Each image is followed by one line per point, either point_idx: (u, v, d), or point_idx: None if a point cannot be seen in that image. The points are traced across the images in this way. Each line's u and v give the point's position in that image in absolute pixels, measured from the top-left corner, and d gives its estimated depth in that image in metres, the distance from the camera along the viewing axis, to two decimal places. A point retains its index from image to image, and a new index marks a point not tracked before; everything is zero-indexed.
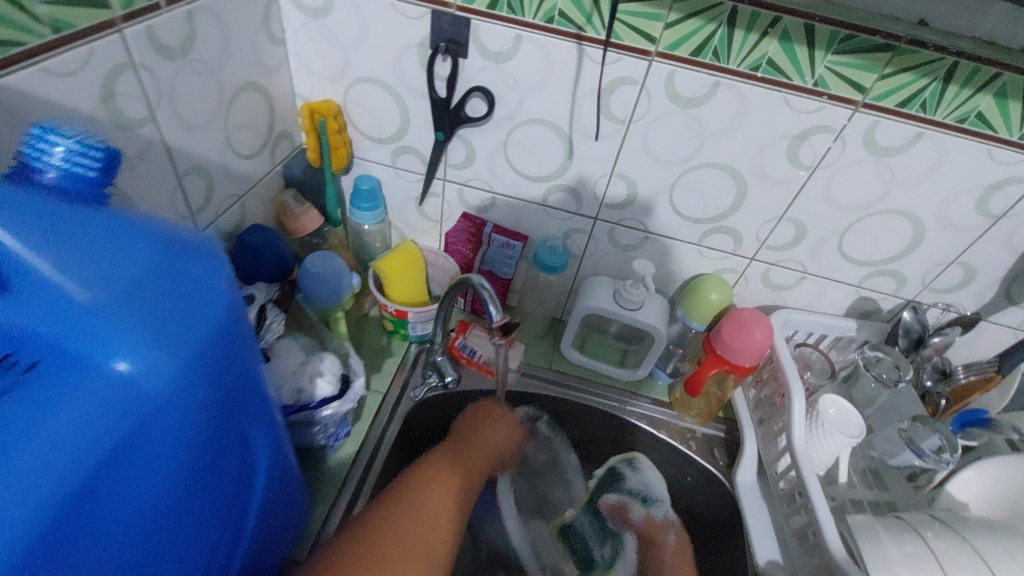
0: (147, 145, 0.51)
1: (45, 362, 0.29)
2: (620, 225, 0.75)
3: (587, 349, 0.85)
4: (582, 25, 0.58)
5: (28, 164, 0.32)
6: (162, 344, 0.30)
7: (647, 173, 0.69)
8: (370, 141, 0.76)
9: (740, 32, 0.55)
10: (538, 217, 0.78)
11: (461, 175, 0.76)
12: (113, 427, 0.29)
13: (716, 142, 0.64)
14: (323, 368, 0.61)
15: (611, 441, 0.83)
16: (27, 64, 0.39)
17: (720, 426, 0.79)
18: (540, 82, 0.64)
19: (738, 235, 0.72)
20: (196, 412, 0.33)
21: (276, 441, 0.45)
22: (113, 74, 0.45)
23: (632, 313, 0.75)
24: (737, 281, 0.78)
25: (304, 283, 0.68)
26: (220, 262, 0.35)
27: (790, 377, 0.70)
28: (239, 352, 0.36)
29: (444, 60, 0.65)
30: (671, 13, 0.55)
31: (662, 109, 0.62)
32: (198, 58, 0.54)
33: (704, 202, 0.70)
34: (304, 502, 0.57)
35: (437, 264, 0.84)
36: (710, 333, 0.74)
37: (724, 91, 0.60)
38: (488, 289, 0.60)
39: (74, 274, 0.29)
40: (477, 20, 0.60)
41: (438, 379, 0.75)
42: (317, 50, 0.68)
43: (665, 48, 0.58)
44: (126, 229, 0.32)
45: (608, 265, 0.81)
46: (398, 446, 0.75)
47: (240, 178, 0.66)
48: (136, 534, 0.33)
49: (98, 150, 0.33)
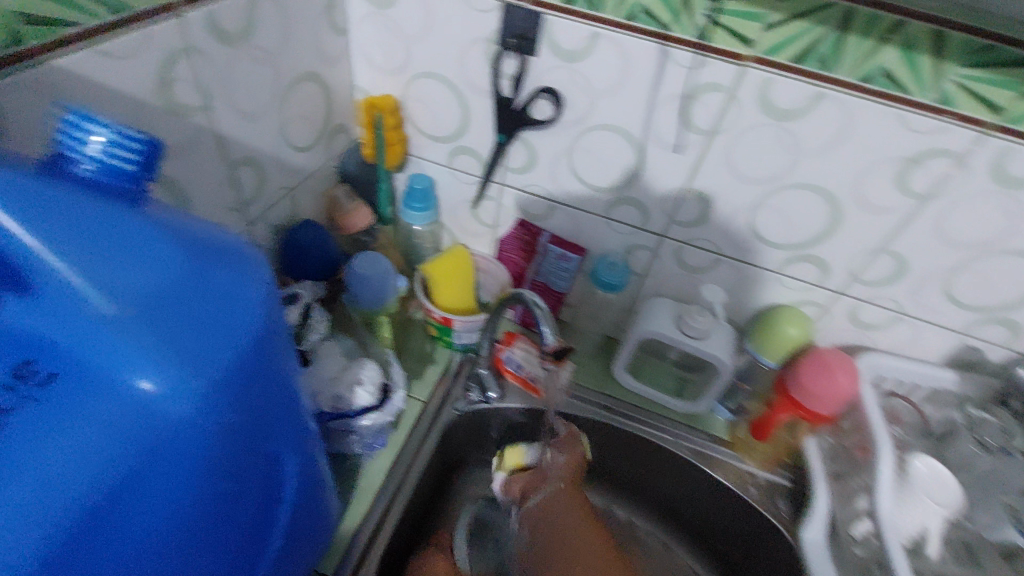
0: (200, 135, 0.49)
1: (64, 374, 0.27)
2: (688, 244, 0.69)
3: (641, 375, 0.80)
4: (668, 24, 0.53)
5: (65, 154, 0.29)
6: (186, 364, 0.27)
7: (726, 189, 0.62)
8: (428, 139, 0.72)
9: (855, 38, 0.48)
10: (598, 229, 0.72)
11: (520, 180, 0.71)
12: (127, 453, 0.27)
13: (810, 161, 0.57)
14: (364, 377, 0.58)
15: (664, 476, 0.75)
16: (84, 45, 0.37)
17: (787, 473, 0.71)
18: (614, 85, 0.58)
19: (825, 265, 0.64)
20: (221, 438, 0.30)
21: (307, 460, 0.41)
22: (170, 59, 0.43)
23: (695, 342, 0.68)
24: (818, 315, 0.70)
25: (349, 283, 0.65)
26: (258, 272, 0.31)
27: (877, 431, 0.62)
28: (272, 371, 0.32)
29: (511, 57, 0.60)
30: (774, 13, 0.49)
31: (750, 120, 0.56)
32: (258, 46, 0.52)
33: (789, 226, 0.62)
34: (331, 519, 0.53)
35: (488, 271, 0.79)
36: (783, 371, 0.68)
37: (827, 104, 0.52)
38: (542, 308, 0.55)
39: (98, 282, 0.26)
40: (551, 15, 0.56)
41: (479, 393, 0.74)
42: (380, 42, 0.65)
43: (762, 52, 0.51)
44: (158, 231, 0.28)
45: (671, 286, 0.74)
46: (435, 457, 0.71)
47: (294, 171, 0.64)
48: (147, 564, 0.30)
49: (138, 142, 0.29)
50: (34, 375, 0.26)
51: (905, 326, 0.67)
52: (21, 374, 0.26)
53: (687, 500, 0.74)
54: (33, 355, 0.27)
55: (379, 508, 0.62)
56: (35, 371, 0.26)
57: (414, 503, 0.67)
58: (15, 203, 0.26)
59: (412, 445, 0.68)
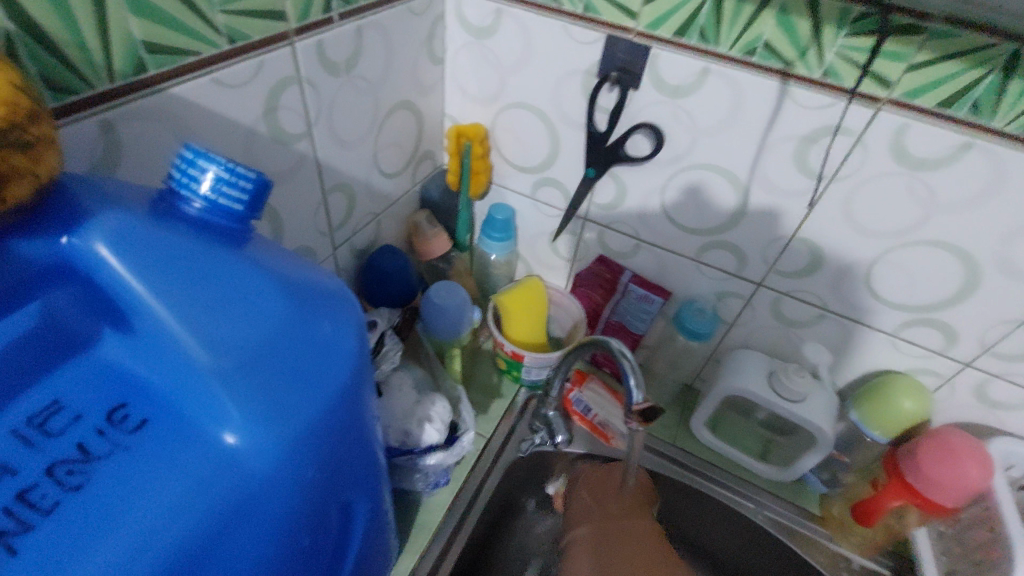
0: (299, 161, 0.49)
1: (154, 421, 0.25)
2: (789, 296, 0.63)
3: (721, 432, 0.72)
4: (792, 60, 0.48)
5: (176, 190, 0.28)
6: (279, 419, 0.25)
7: (840, 241, 0.56)
8: (513, 169, 0.70)
9: (1020, 83, 0.42)
10: (687, 272, 0.67)
11: (606, 216, 0.68)
12: (211, 514, 0.24)
13: (949, 217, 0.50)
14: (434, 414, 0.56)
15: (744, 544, 0.68)
16: (202, 74, 0.37)
17: (888, 562, 0.63)
18: (722, 124, 0.54)
19: (953, 333, 0.57)
20: (304, 496, 0.28)
21: (375, 509, 0.39)
22: (279, 88, 0.43)
23: (791, 405, 0.62)
24: (940, 387, 0.61)
25: (425, 312, 0.64)
26: (352, 320, 0.30)
27: (1016, 533, 0.52)
28: (355, 423, 0.31)
29: (611, 91, 0.57)
30: (920, 52, 0.43)
31: (880, 168, 0.50)
32: (360, 74, 0.52)
33: (914, 285, 0.55)
34: (390, 560, 0.50)
35: (562, 305, 0.76)
36: (895, 450, 0.60)
37: (975, 154, 0.46)
38: (630, 359, 0.51)
39: (200, 327, 0.25)
40: (659, 48, 0.52)
41: (546, 436, 0.67)
42: (474, 71, 0.64)
43: (901, 94, 0.46)
44: (261, 275, 0.27)
45: (763, 339, 0.68)
46: (496, 498, 0.67)
47: (380, 196, 0.64)
48: None
49: (249, 180, 0.28)
50: (124, 421, 0.25)
51: None
52: (115, 419, 0.25)
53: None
54: (124, 399, 0.25)
55: (437, 548, 0.60)
56: (125, 417, 0.25)
57: (470, 546, 0.64)
58: (131, 249, 0.25)
59: (474, 484, 0.65)
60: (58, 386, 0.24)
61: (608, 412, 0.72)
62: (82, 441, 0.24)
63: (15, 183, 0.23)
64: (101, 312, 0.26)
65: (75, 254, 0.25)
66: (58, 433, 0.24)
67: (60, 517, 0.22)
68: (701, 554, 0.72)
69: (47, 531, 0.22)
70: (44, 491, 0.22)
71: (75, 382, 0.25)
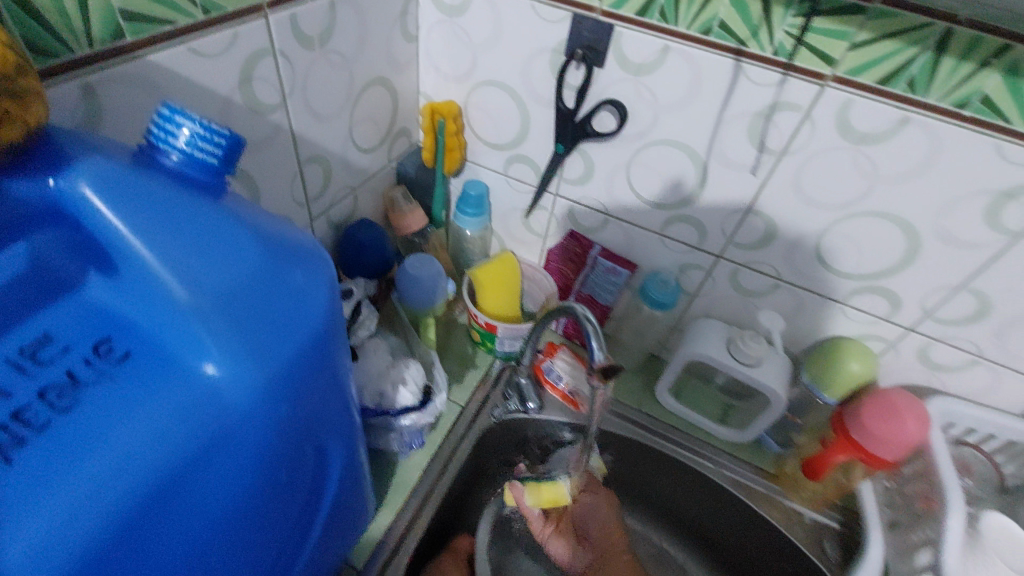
0: (275, 132, 0.51)
1: (138, 354, 0.27)
2: (746, 267, 0.66)
3: (683, 397, 0.78)
4: (745, 39, 0.50)
5: (154, 143, 0.30)
6: (253, 355, 0.28)
7: (791, 213, 0.59)
8: (486, 146, 0.73)
9: (951, 61, 0.45)
10: (652, 245, 0.71)
11: (575, 192, 0.71)
12: (191, 437, 0.27)
13: (889, 189, 0.53)
14: (407, 377, 0.59)
15: (701, 503, 0.75)
16: (177, 43, 0.39)
17: (835, 515, 0.68)
18: (682, 100, 0.57)
19: (896, 299, 0.61)
20: (280, 430, 0.30)
21: (352, 455, 0.42)
22: (254, 59, 0.45)
23: (747, 369, 0.66)
24: (885, 351, 0.66)
25: (401, 283, 0.66)
26: (323, 270, 0.32)
27: (947, 482, 0.57)
28: (329, 366, 0.33)
29: (578, 68, 0.60)
30: (861, 32, 0.46)
31: (827, 143, 0.53)
32: (334, 49, 0.53)
33: (860, 254, 0.59)
34: (367, 512, 0.54)
35: (535, 279, 0.79)
36: (842, 409, 0.64)
37: (913, 129, 0.49)
38: (593, 323, 0.54)
39: (178, 269, 0.27)
40: (622, 27, 0.55)
41: (518, 402, 0.74)
42: (447, 49, 0.66)
43: (845, 72, 0.48)
44: (235, 224, 0.29)
45: (724, 309, 0.72)
46: (471, 460, 0.71)
47: (356, 171, 0.66)
48: (198, 552, 0.29)
49: (222, 136, 0.30)
50: (109, 353, 0.27)
51: (983, 371, 0.62)
52: (100, 351, 0.27)
53: (720, 532, 0.75)
54: (109, 333, 0.27)
55: (413, 506, 0.63)
56: (110, 350, 0.27)
57: (445, 505, 0.68)
58: (112, 192, 0.27)
59: (449, 448, 0.68)
60: (45, 320, 0.26)
61: (579, 381, 0.74)
62: (71, 369, 0.26)
63: (8, 127, 0.25)
64: (83, 255, 0.27)
65: (63, 196, 0.27)
66: (47, 361, 0.26)
67: (52, 434, 0.25)
68: (654, 503, 0.80)
69: (40, 445, 0.24)
70: (36, 410, 0.25)
71: (63, 316, 0.27)
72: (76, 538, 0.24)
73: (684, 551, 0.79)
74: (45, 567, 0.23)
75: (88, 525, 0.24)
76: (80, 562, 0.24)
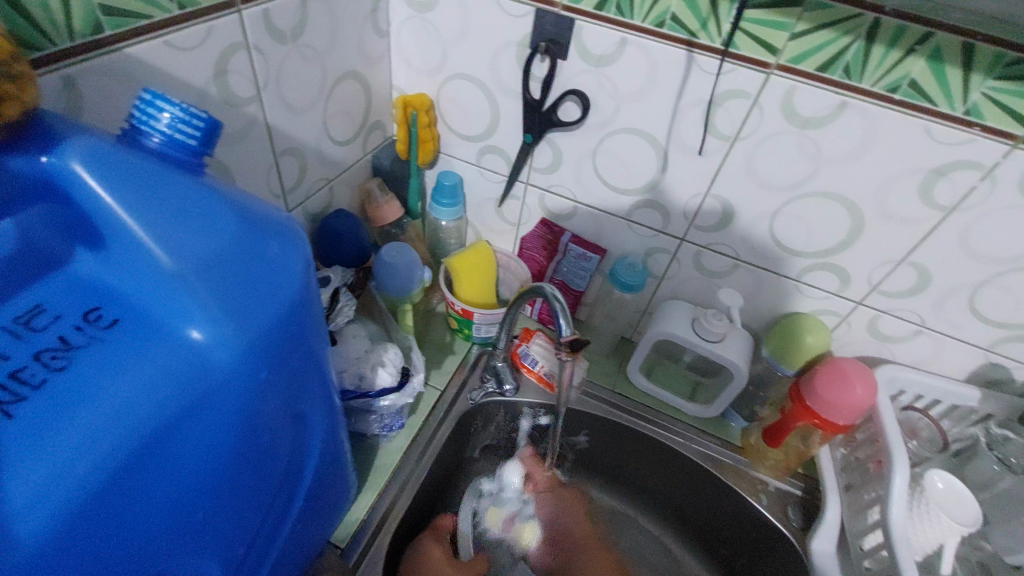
0: (250, 123, 0.53)
1: (125, 321, 0.30)
2: (707, 249, 0.70)
3: (654, 376, 0.82)
4: (696, 31, 0.54)
5: (136, 127, 0.33)
6: (234, 319, 0.30)
7: (746, 195, 0.63)
8: (458, 138, 0.75)
9: (881, 48, 0.48)
10: (619, 231, 0.74)
11: (545, 180, 0.74)
12: (177, 395, 0.29)
13: (833, 170, 0.57)
14: (386, 359, 0.61)
15: (673, 477, 0.78)
16: (154, 37, 0.41)
17: (796, 482, 0.72)
18: (641, 90, 0.60)
19: (845, 274, 0.65)
20: (261, 391, 0.32)
21: (331, 427, 0.44)
22: (228, 52, 0.47)
23: (710, 345, 0.69)
24: (838, 325, 0.70)
25: (377, 271, 0.68)
26: (299, 244, 0.34)
27: (893, 443, 0.61)
28: (308, 335, 0.35)
29: (543, 61, 0.63)
30: (800, 23, 0.50)
31: (775, 127, 0.57)
32: (307, 43, 0.56)
33: (810, 233, 0.63)
34: (349, 491, 0.56)
35: (509, 267, 0.82)
36: (799, 380, 0.68)
37: (851, 113, 0.53)
38: (561, 301, 0.57)
39: (162, 239, 0.30)
40: (582, 21, 0.58)
41: (496, 385, 0.76)
42: (418, 44, 0.68)
43: (787, 60, 0.52)
44: (215, 200, 0.32)
45: (689, 290, 0.75)
46: (450, 442, 0.73)
47: (332, 163, 0.68)
48: (186, 508, 0.31)
49: (201, 120, 0.33)
50: (99, 320, 0.29)
51: (926, 340, 0.66)
52: (90, 318, 0.29)
53: (692, 504, 0.78)
54: (99, 302, 0.30)
55: (395, 486, 0.65)
56: (99, 317, 0.30)
57: (425, 486, 0.70)
58: (101, 169, 0.30)
59: (428, 430, 0.71)
60: (41, 292, 0.29)
61: (553, 363, 0.77)
62: (63, 334, 0.28)
63: (8, 106, 0.28)
64: (71, 232, 0.30)
65: (54, 171, 0.29)
66: (42, 328, 0.28)
67: (47, 391, 0.27)
68: (630, 482, 0.83)
69: (36, 401, 0.27)
70: (33, 370, 0.27)
71: (51, 290, 0.29)
72: (70, 485, 0.26)
73: (659, 525, 0.82)
74: (42, 510, 0.25)
75: (82, 473, 0.26)
76: (74, 508, 0.26)
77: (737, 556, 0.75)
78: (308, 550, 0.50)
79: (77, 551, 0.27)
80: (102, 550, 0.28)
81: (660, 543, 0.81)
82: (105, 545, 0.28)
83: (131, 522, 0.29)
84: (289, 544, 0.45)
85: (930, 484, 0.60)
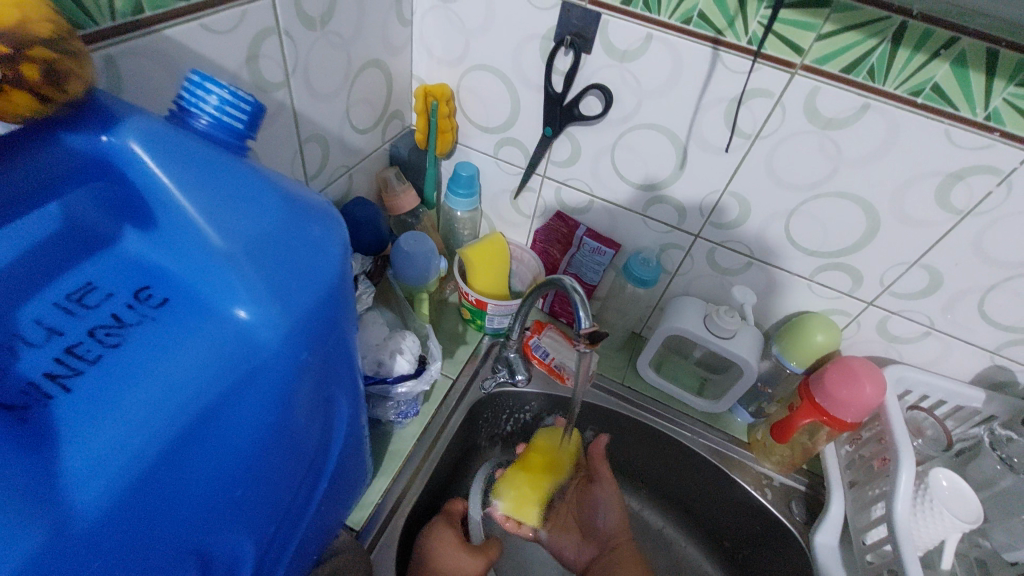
0: (278, 108, 0.53)
1: (175, 300, 0.31)
2: (722, 246, 0.71)
3: (664, 371, 0.83)
4: (722, 29, 0.54)
5: (185, 108, 0.34)
6: (280, 300, 0.30)
7: (764, 193, 0.64)
8: (477, 129, 0.76)
9: (906, 52, 0.49)
10: (634, 225, 0.74)
11: (562, 173, 0.74)
12: (225, 372, 0.29)
13: (852, 171, 0.58)
14: (404, 347, 0.62)
15: (678, 471, 0.80)
16: (190, 19, 0.41)
17: (801, 478, 0.73)
18: (664, 86, 0.60)
19: (858, 275, 0.66)
20: (301, 372, 0.33)
21: (357, 412, 0.45)
22: (260, 37, 0.47)
23: (721, 341, 0.70)
24: (848, 324, 0.71)
25: (396, 260, 0.69)
26: (338, 228, 0.35)
27: (900, 441, 0.62)
28: (344, 318, 0.36)
29: (566, 54, 0.63)
30: (826, 24, 0.50)
31: (796, 127, 0.57)
32: (334, 30, 0.56)
33: (826, 233, 0.64)
34: (366, 475, 0.57)
35: (522, 260, 0.83)
36: (808, 377, 0.69)
37: (872, 115, 0.53)
38: (580, 293, 0.58)
39: (212, 218, 0.31)
40: (609, 15, 0.58)
41: (507, 374, 0.75)
42: (441, 34, 0.69)
43: (813, 61, 0.52)
44: (261, 181, 0.33)
45: (701, 286, 0.76)
46: (461, 431, 0.74)
47: (353, 151, 0.68)
48: (226, 486, 0.32)
49: (247, 103, 0.35)
50: (150, 299, 0.30)
51: (934, 341, 0.67)
52: (141, 297, 0.30)
53: (696, 498, 0.80)
54: (149, 281, 0.31)
55: (409, 473, 0.66)
56: (150, 296, 0.30)
57: (437, 472, 0.71)
58: (156, 148, 0.31)
59: (441, 418, 0.72)
60: (91, 271, 0.30)
61: (564, 355, 0.78)
62: (115, 312, 0.29)
63: (71, 82, 0.28)
64: (121, 213, 0.31)
65: (113, 150, 0.30)
66: (94, 305, 0.29)
67: (102, 366, 0.28)
68: (634, 477, 0.85)
69: (93, 375, 0.27)
70: (88, 346, 0.28)
71: (102, 267, 0.30)
72: (126, 459, 0.26)
73: (662, 516, 0.84)
74: (100, 482, 0.26)
75: (137, 446, 0.27)
76: (131, 481, 0.26)
77: (740, 549, 0.77)
78: (326, 532, 0.51)
79: (129, 524, 0.27)
80: (150, 525, 0.28)
81: (663, 534, 0.83)
82: (154, 520, 0.29)
83: (177, 498, 0.29)
84: (312, 526, 0.46)
85: (934, 482, 0.61)
